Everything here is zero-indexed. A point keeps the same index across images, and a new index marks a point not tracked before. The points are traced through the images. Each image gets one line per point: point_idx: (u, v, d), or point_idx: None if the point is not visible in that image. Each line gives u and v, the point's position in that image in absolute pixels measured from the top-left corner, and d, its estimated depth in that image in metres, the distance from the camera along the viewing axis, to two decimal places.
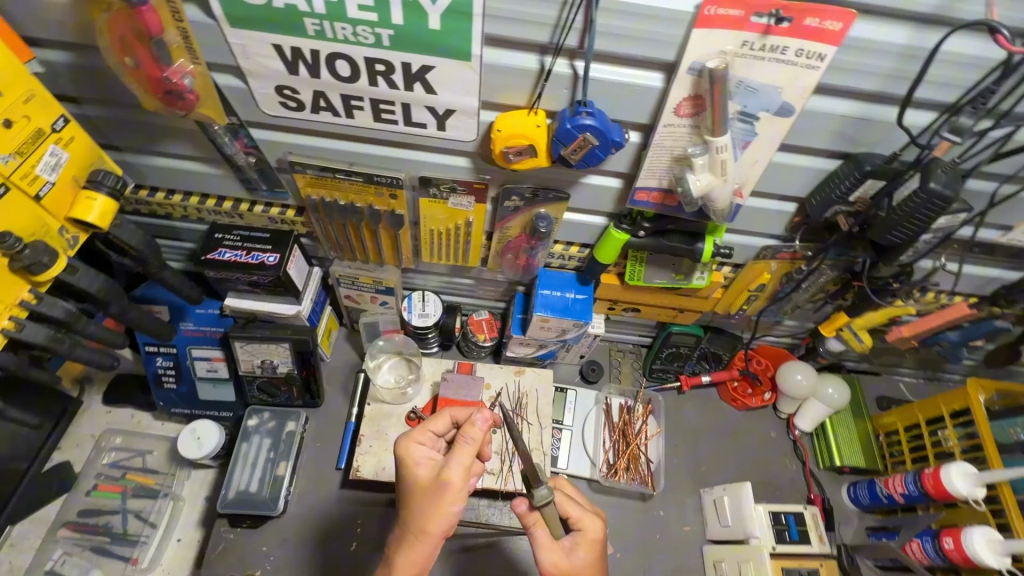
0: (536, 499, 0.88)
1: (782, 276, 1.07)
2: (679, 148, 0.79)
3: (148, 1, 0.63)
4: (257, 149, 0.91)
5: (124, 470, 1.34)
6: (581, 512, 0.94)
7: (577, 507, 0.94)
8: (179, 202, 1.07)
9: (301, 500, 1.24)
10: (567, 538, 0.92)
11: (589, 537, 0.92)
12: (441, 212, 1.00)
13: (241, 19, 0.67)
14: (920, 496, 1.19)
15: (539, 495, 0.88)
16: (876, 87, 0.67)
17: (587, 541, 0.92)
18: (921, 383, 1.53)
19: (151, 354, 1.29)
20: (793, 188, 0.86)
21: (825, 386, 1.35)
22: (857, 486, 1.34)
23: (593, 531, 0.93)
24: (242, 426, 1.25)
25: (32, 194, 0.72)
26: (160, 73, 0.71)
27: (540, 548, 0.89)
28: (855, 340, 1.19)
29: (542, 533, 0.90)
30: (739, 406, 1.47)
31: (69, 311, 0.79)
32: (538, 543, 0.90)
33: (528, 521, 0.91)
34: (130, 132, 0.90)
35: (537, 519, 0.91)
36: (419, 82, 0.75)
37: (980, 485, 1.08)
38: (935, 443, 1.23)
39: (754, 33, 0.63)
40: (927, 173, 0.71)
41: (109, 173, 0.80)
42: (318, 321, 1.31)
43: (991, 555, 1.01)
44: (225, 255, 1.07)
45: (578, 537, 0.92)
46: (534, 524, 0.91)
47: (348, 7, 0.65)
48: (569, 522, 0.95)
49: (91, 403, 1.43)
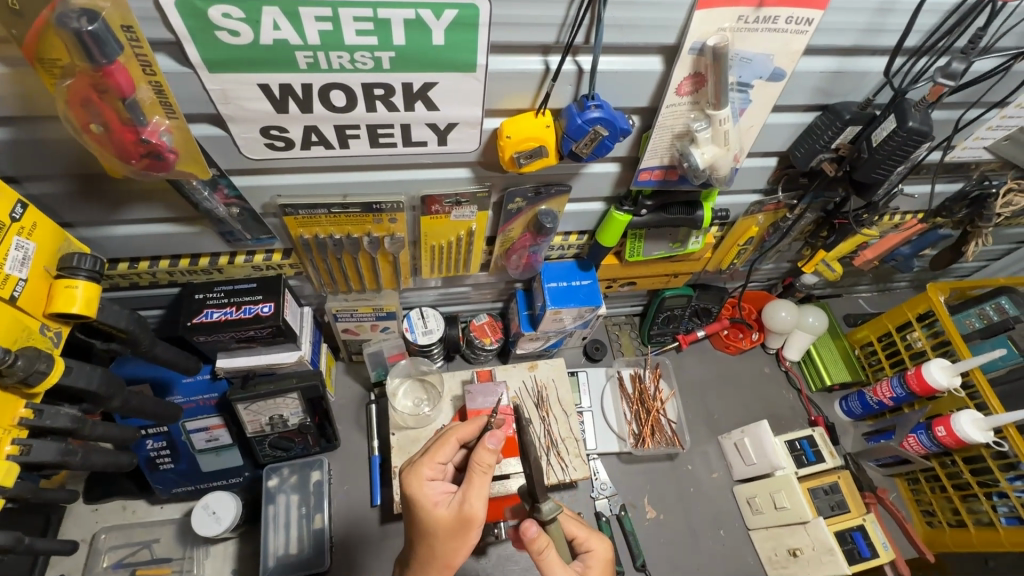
0: (543, 514, 0.87)
1: (768, 227, 1.15)
2: (679, 125, 0.81)
3: (116, 59, 0.56)
4: (240, 198, 0.84)
5: (132, 567, 1.22)
6: (587, 532, 0.93)
7: (584, 527, 0.93)
8: (147, 269, 0.97)
9: (345, 547, 1.20)
10: (577, 562, 0.91)
11: (599, 559, 0.91)
12: (444, 227, 0.97)
13: (223, 63, 0.61)
14: (906, 396, 1.33)
15: (546, 511, 0.86)
16: (853, 41, 0.73)
17: (599, 562, 0.91)
18: (877, 295, 1.70)
19: (140, 439, 1.15)
20: (777, 144, 0.91)
21: (807, 316, 1.47)
22: (849, 399, 1.48)
23: (603, 551, 0.92)
24: (263, 489, 1.17)
25: (7, 297, 0.62)
26: (136, 135, 0.64)
27: (554, 570, 0.83)
28: (829, 270, 1.29)
29: (552, 555, 0.83)
30: (734, 351, 1.56)
31: (75, 417, 0.70)
32: (547, 565, 0.83)
33: (537, 546, 0.83)
34: (88, 204, 0.80)
35: (547, 541, 0.83)
36: (421, 100, 0.72)
37: (957, 375, 1.23)
38: (908, 346, 1.39)
39: (749, 7, 0.66)
40: (904, 114, 0.79)
41: (84, 255, 0.70)
42: (319, 360, 1.24)
43: (978, 432, 1.16)
44: (213, 315, 0.98)
45: (589, 560, 0.91)
46: (544, 548, 0.83)
47: (345, 33, 0.60)
48: (576, 545, 0.93)
49: (73, 505, 1.28)
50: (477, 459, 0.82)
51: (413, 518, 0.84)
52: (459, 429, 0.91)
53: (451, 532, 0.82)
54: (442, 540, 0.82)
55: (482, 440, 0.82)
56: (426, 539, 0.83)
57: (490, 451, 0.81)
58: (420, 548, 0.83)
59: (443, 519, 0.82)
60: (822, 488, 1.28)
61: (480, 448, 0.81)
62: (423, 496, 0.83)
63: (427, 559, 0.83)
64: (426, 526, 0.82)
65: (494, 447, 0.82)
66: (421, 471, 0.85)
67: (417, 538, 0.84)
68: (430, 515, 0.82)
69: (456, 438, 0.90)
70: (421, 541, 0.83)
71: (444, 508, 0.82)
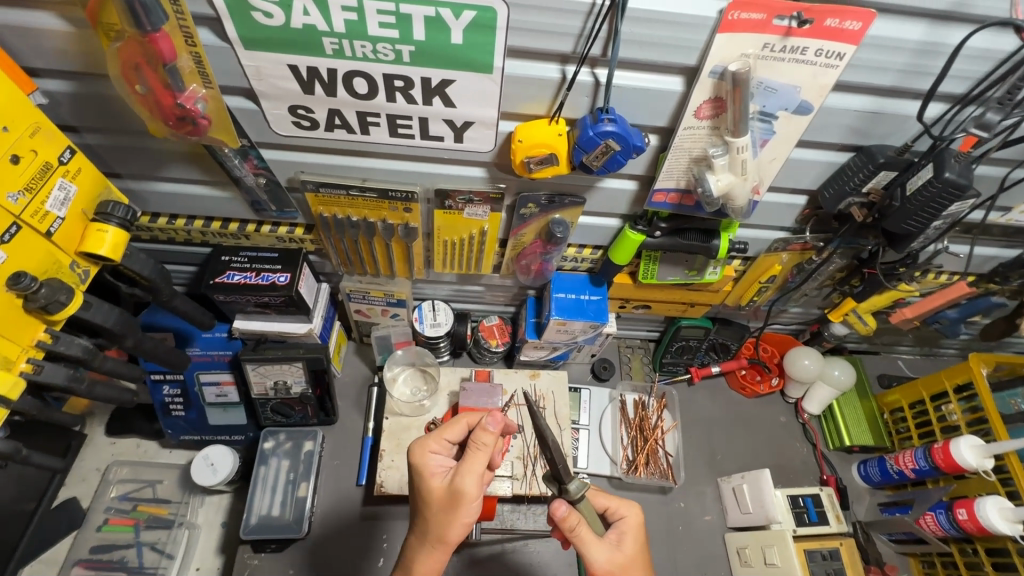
0: (571, 494, 0.85)
1: (793, 267, 1.10)
2: (698, 149, 0.79)
3: (161, 28, 0.62)
4: (267, 170, 0.89)
5: (134, 502, 1.29)
6: (617, 501, 0.92)
7: (614, 497, 0.92)
8: (183, 226, 1.04)
9: (325, 520, 1.22)
10: (612, 532, 0.89)
11: (632, 524, 0.89)
12: (456, 223, 0.99)
13: (256, 41, 0.66)
14: (930, 470, 1.23)
15: (574, 490, 0.85)
16: (891, 82, 0.69)
17: (633, 527, 0.89)
18: (918, 359, 1.58)
19: (157, 383, 1.23)
20: (805, 182, 0.88)
21: (832, 369, 1.38)
22: (867, 464, 1.38)
23: (635, 516, 0.90)
24: (258, 450, 1.23)
25: (44, 231, 0.69)
26: (172, 99, 0.69)
27: (590, 547, 0.83)
28: (861, 323, 1.21)
29: (585, 532, 0.83)
30: (749, 393, 1.49)
31: (87, 349, 0.77)
32: (583, 542, 0.82)
33: (569, 525, 0.82)
34: (136, 160, 0.88)
35: (579, 518, 0.82)
36: (439, 96, 0.74)
37: (989, 456, 1.12)
38: (941, 418, 1.28)
39: (776, 35, 0.64)
40: (941, 164, 0.74)
41: (118, 204, 0.77)
42: (329, 336, 1.28)
43: (1004, 523, 1.06)
44: (234, 277, 1.04)
45: (622, 526, 0.89)
46: (576, 525, 0.82)
47: (369, 24, 0.64)
48: (609, 515, 0.92)
49: (94, 435, 1.38)
50: (477, 438, 0.83)
51: (417, 487, 0.87)
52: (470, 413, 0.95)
53: (445, 503, 0.83)
54: (437, 512, 0.83)
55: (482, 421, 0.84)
56: (423, 510, 0.85)
57: (489, 430, 0.83)
58: (419, 520, 0.85)
59: (438, 490, 0.84)
60: (820, 552, 1.21)
61: (478, 428, 0.83)
62: (423, 464, 0.86)
63: (423, 531, 0.85)
64: (425, 496, 0.85)
65: (495, 428, 0.84)
66: (428, 443, 0.89)
67: (418, 509, 0.87)
68: (427, 485, 0.85)
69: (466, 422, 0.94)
70: (421, 512, 0.86)
71: (440, 480, 0.85)
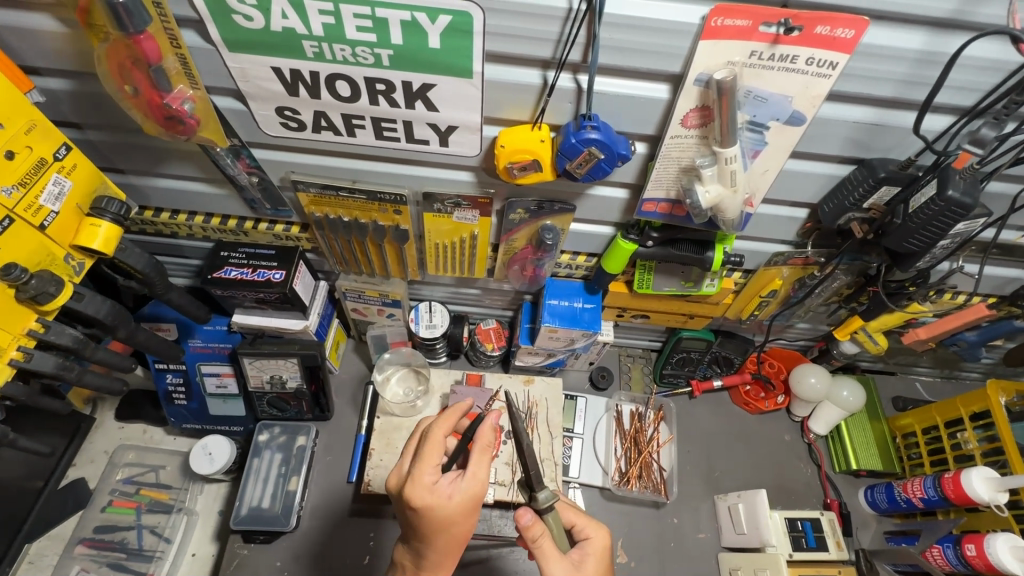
0: (539, 503, 0.83)
1: (794, 282, 1.06)
2: (686, 158, 0.77)
3: (145, 30, 0.64)
4: (260, 169, 0.91)
5: (137, 485, 1.31)
6: (586, 519, 0.91)
7: (582, 515, 0.91)
8: (184, 222, 1.07)
9: (314, 514, 1.24)
10: (574, 551, 0.87)
11: (596, 547, 0.88)
12: (446, 226, 0.99)
13: (240, 44, 0.67)
14: (939, 501, 1.16)
15: (542, 499, 0.83)
16: (892, 93, 0.66)
17: (597, 549, 0.88)
18: (937, 382, 1.50)
19: (161, 372, 1.27)
20: (805, 194, 0.84)
21: (840, 389, 1.32)
22: (874, 490, 1.31)
23: (601, 539, 0.90)
24: (253, 442, 1.25)
25: (37, 224, 0.72)
26: (160, 99, 0.72)
27: (549, 562, 0.81)
28: (870, 342, 1.16)
29: (548, 545, 0.81)
30: (752, 410, 1.44)
31: (77, 339, 0.80)
32: (544, 555, 0.81)
33: (532, 535, 0.81)
34: (136, 157, 0.91)
35: (543, 530, 0.81)
36: (421, 100, 0.74)
37: (1003, 491, 1.05)
38: (955, 446, 1.21)
39: (763, 42, 0.61)
40: (944, 181, 0.70)
41: (112, 200, 0.79)
42: (326, 334, 1.30)
43: (1014, 561, 0.99)
44: (231, 273, 1.05)
45: (586, 547, 0.88)
46: (539, 536, 0.81)
47: (347, 28, 0.64)
48: (574, 533, 0.91)
49: (104, 420, 1.41)
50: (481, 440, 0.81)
51: (425, 520, 0.79)
52: (440, 425, 0.84)
53: (468, 513, 0.80)
54: (460, 524, 0.80)
55: (484, 420, 0.84)
56: (443, 529, 0.80)
57: (492, 428, 0.82)
58: (438, 539, 0.80)
59: (459, 507, 0.78)
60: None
61: (483, 427, 0.81)
62: (435, 495, 0.78)
63: (446, 544, 0.82)
64: (444, 520, 0.79)
65: (493, 425, 0.83)
66: (423, 476, 0.79)
67: (432, 534, 0.80)
68: (450, 509, 0.78)
69: (445, 432, 0.84)
70: (440, 533, 0.80)
71: (458, 498, 0.78)
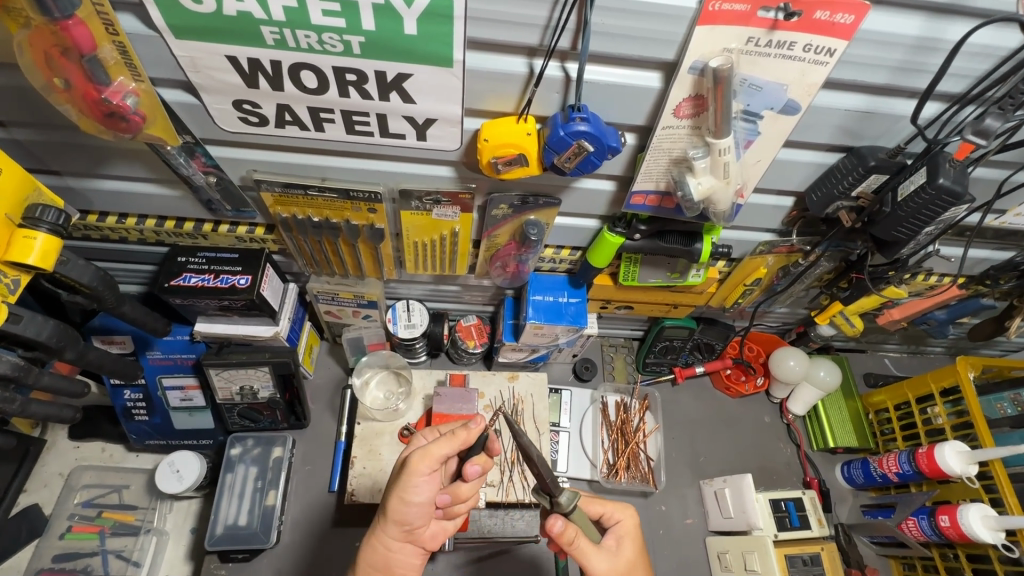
0: (564, 507, 0.79)
1: (778, 270, 1.07)
2: (678, 149, 0.74)
3: (75, 14, 0.57)
4: (217, 168, 0.83)
5: (99, 508, 1.20)
6: (611, 506, 0.89)
7: (607, 502, 0.89)
8: (134, 226, 0.98)
9: (295, 528, 1.18)
10: (608, 538, 0.87)
11: (627, 528, 0.88)
12: (424, 223, 0.93)
13: (187, 30, 0.60)
14: (914, 474, 1.20)
15: (565, 502, 0.79)
16: (886, 81, 0.64)
17: (630, 530, 0.88)
18: (905, 357, 1.56)
19: (117, 388, 1.17)
20: (793, 183, 0.83)
21: (817, 370, 1.34)
22: (851, 465, 1.35)
23: (630, 518, 0.89)
24: (224, 456, 1.17)
25: None
26: (98, 94, 0.64)
27: (590, 557, 0.81)
28: (847, 324, 1.16)
29: (584, 542, 0.80)
30: (734, 394, 1.46)
31: (15, 365, 0.75)
32: (581, 553, 0.80)
33: (567, 539, 0.79)
34: (75, 157, 0.82)
35: (577, 532, 0.79)
36: (396, 91, 0.68)
37: (973, 463, 1.10)
38: (926, 420, 1.25)
39: (761, 28, 0.58)
40: (935, 169, 0.70)
41: (48, 208, 0.70)
42: (298, 338, 1.22)
43: (986, 531, 1.04)
44: (191, 280, 0.97)
45: (620, 530, 0.88)
46: (574, 538, 0.79)
47: (311, 13, 0.58)
48: (603, 521, 0.90)
49: (56, 440, 1.30)
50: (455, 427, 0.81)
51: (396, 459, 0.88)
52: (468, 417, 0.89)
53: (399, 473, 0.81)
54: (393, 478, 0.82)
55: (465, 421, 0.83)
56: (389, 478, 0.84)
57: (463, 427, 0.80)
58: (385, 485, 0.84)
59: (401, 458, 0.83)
60: (801, 557, 1.17)
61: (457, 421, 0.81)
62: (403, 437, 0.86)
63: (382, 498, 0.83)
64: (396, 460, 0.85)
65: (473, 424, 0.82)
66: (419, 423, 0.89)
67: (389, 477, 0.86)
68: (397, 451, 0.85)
69: None
70: (392, 497, 0.80)
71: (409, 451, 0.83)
